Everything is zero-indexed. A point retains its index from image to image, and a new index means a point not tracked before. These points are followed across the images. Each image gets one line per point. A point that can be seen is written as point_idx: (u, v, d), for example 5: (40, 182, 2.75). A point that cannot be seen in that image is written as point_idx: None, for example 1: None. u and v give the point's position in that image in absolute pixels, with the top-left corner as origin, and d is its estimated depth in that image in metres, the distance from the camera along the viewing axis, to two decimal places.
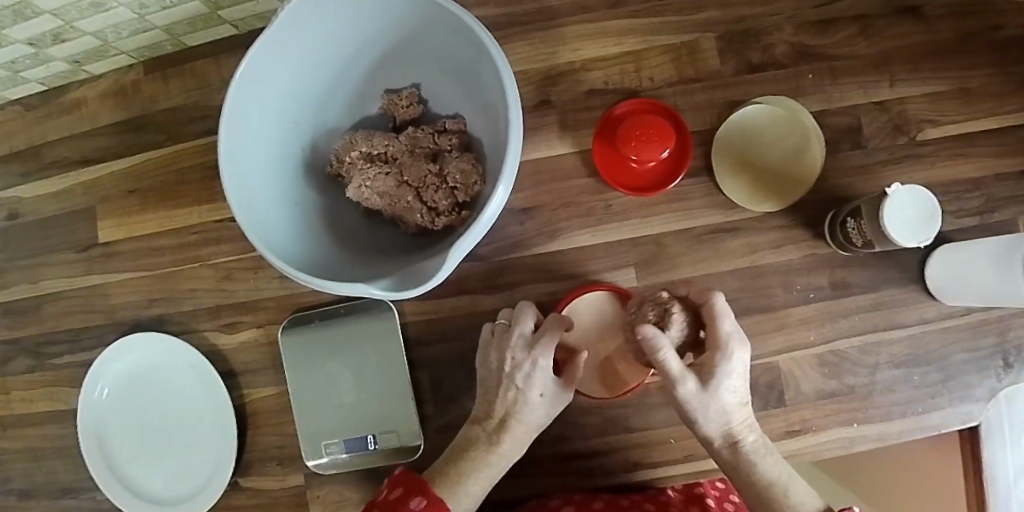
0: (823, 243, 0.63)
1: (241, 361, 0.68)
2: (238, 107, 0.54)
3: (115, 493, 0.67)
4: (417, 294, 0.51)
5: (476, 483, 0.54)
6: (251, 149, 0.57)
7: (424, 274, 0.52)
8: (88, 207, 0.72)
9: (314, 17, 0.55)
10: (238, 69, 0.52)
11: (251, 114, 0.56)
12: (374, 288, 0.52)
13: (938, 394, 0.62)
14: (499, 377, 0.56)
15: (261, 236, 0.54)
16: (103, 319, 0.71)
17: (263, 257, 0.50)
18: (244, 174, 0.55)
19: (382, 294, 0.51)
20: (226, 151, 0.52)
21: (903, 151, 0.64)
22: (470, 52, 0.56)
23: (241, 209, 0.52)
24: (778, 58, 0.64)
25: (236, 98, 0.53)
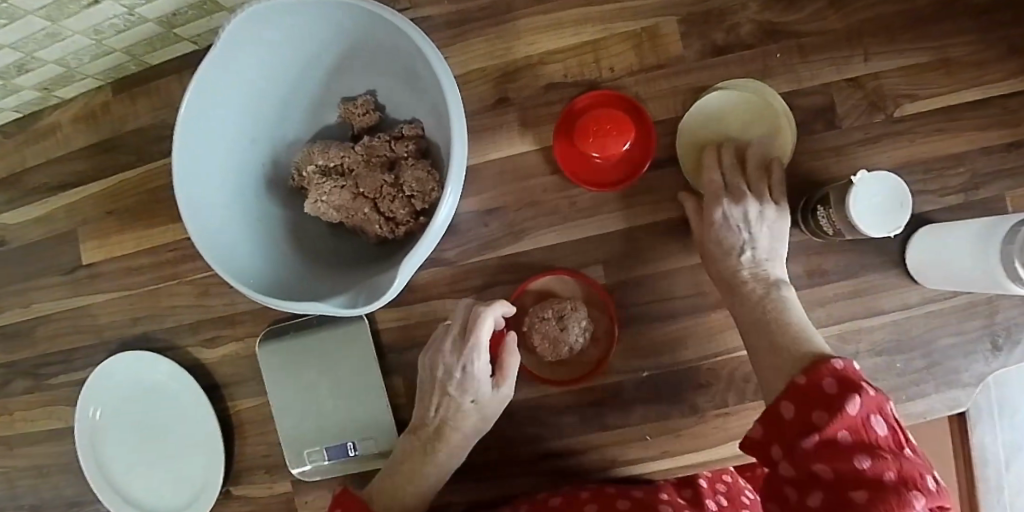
0: (795, 230, 0.61)
1: (224, 374, 0.69)
2: (190, 132, 0.54)
3: (117, 507, 0.70)
4: (374, 309, 0.52)
5: (413, 484, 0.58)
6: (209, 170, 0.57)
7: (380, 288, 0.52)
8: (70, 230, 0.74)
9: (256, 33, 0.54)
10: (185, 95, 0.53)
11: (206, 136, 0.57)
12: (331, 305, 0.52)
13: (921, 380, 0.60)
14: (435, 381, 0.59)
15: (220, 257, 0.55)
16: (92, 339, 0.73)
17: (220, 277, 0.51)
18: (202, 196, 0.56)
19: (339, 310, 0.52)
20: (181, 174, 0.54)
21: (879, 129, 0.61)
22: (417, 57, 0.55)
23: (199, 232, 0.54)
24: (744, 38, 0.62)
25: (187, 123, 0.54)
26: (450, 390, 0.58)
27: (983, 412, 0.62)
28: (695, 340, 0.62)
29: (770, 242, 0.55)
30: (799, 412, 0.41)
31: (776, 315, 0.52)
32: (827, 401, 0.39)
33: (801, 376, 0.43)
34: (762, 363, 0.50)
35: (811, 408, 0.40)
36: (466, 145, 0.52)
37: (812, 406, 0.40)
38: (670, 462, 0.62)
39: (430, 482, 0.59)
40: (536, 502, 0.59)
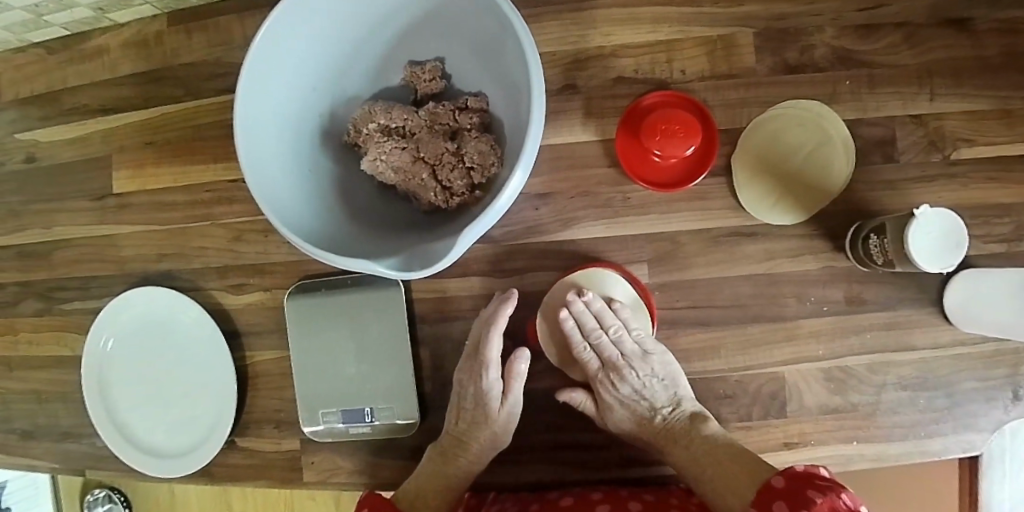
0: (841, 256, 0.61)
1: (246, 322, 0.68)
2: (257, 71, 0.53)
3: (112, 440, 0.69)
4: (425, 275, 0.51)
5: (434, 493, 0.59)
6: (268, 115, 0.56)
7: (434, 255, 0.51)
8: (104, 156, 0.72)
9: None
10: (259, 32, 0.51)
11: (271, 77, 0.55)
12: (382, 266, 0.51)
13: (941, 420, 0.62)
14: (460, 394, 0.61)
15: (271, 202, 0.53)
16: (111, 269, 0.71)
17: (271, 222, 0.50)
18: (259, 138, 0.54)
19: (391, 273, 0.51)
20: (242, 113, 0.52)
21: (934, 168, 0.62)
22: (499, 31, 0.54)
23: (253, 174, 0.52)
24: (816, 60, 0.62)
25: (255, 60, 0.52)
26: (466, 404, 0.60)
27: (993, 461, 0.63)
28: (728, 351, 0.62)
29: (658, 378, 0.59)
30: (768, 503, 0.49)
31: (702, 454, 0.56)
32: (795, 498, 0.47)
33: (774, 477, 0.51)
34: (687, 475, 0.57)
35: (776, 500, 0.48)
36: (541, 123, 0.51)
37: (778, 500, 0.48)
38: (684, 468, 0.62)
39: (457, 481, 0.60)
40: (547, 502, 0.58)
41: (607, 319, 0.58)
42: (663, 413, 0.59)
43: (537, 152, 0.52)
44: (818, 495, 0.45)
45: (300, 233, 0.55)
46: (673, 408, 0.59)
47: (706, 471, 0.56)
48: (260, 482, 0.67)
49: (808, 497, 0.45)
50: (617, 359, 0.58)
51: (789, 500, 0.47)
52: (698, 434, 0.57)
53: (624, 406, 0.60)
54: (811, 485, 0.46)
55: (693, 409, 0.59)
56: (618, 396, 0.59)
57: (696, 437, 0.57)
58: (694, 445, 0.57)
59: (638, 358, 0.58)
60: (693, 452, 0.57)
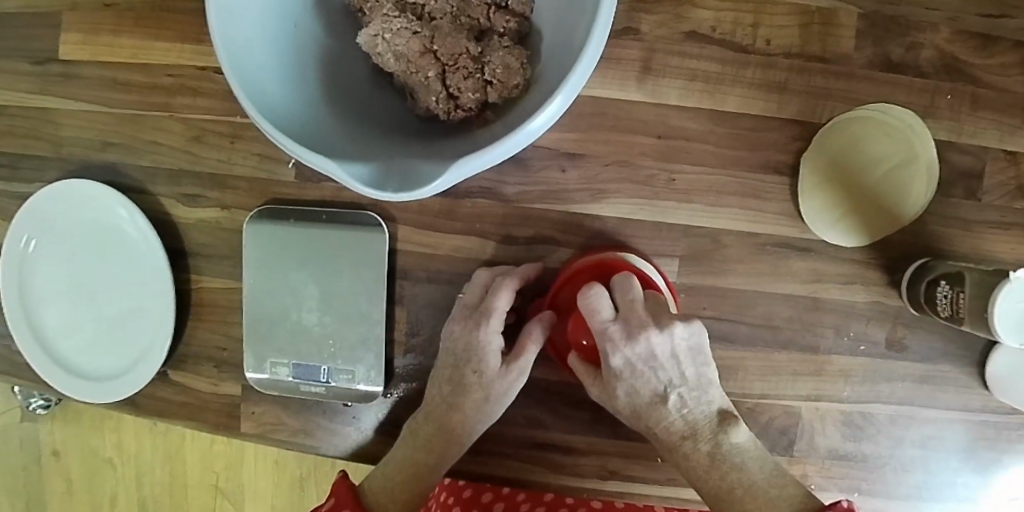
0: (894, 293, 0.54)
1: (197, 242, 0.58)
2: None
3: (25, 348, 0.59)
4: (397, 197, 0.41)
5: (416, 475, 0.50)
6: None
7: (417, 173, 0.41)
8: (53, 11, 0.59)
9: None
10: None
11: None
12: (353, 168, 0.41)
13: (951, 488, 0.57)
14: (458, 358, 0.51)
15: (240, 44, 0.42)
16: (47, 151, 0.61)
17: (229, 81, 0.40)
18: None
19: (357, 184, 0.40)
20: None
21: (1018, 217, 0.54)
22: None
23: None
24: (920, 63, 0.53)
25: None
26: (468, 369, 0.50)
27: None
28: (747, 375, 0.54)
29: (673, 353, 0.46)
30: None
31: (736, 480, 0.46)
32: None
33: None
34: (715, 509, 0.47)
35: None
36: (602, 42, 0.41)
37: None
38: (672, 493, 0.55)
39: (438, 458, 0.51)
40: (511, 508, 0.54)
41: (655, 335, 0.46)
42: (678, 401, 0.47)
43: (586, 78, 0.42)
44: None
45: (268, 97, 0.43)
46: (691, 398, 0.47)
47: (732, 492, 0.46)
48: (190, 424, 0.59)
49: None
50: (690, 364, 0.47)
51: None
52: (725, 445, 0.47)
53: (635, 378, 0.47)
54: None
55: (722, 406, 0.48)
56: (638, 382, 0.47)
57: (721, 442, 0.47)
58: (724, 457, 0.46)
59: (693, 360, 0.47)
60: (720, 476, 0.46)
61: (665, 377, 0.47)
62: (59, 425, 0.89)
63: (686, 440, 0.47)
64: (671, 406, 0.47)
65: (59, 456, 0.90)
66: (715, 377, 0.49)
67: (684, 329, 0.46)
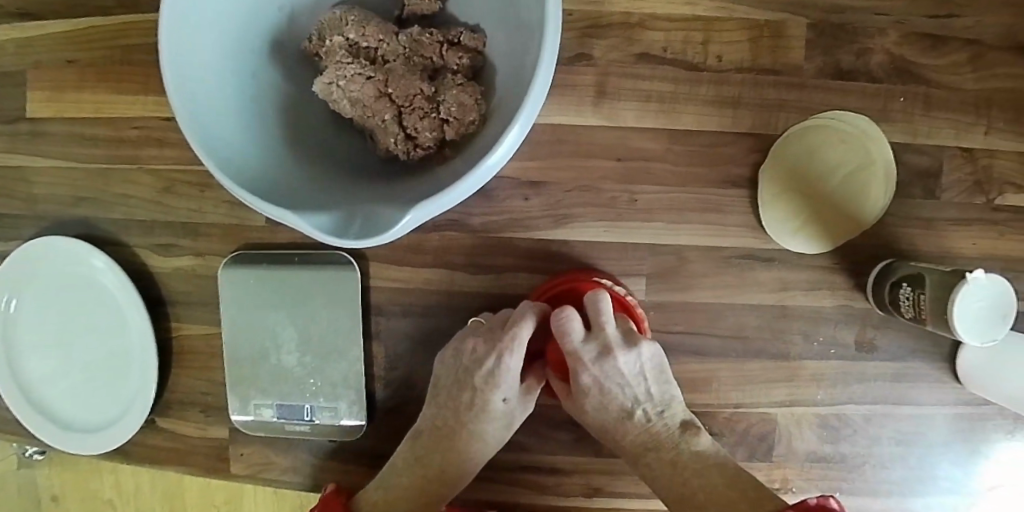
0: (860, 296, 0.55)
1: (175, 290, 0.59)
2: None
3: (16, 406, 0.60)
4: (357, 244, 0.41)
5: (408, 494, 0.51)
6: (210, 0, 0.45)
7: (375, 218, 0.41)
8: (17, 71, 0.60)
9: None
10: None
11: None
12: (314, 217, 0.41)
13: (929, 481, 0.58)
14: (464, 372, 0.50)
15: (196, 103, 0.43)
16: (20, 209, 0.61)
17: (185, 138, 0.41)
18: (196, 22, 0.44)
19: (317, 232, 0.41)
20: None
21: (975, 212, 0.55)
22: None
23: (173, 68, 0.41)
24: (871, 68, 0.53)
25: None
26: (475, 383, 0.50)
27: None
28: (721, 386, 0.55)
29: (638, 369, 0.48)
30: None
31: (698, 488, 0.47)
32: None
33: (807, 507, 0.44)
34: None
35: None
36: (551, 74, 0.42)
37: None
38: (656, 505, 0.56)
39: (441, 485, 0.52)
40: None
41: (620, 356, 0.47)
42: (641, 413, 0.49)
43: (538, 111, 0.42)
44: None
45: (228, 154, 0.44)
46: (654, 410, 0.49)
47: (694, 496, 0.47)
48: (180, 469, 0.60)
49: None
50: (654, 383, 0.49)
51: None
52: (687, 454, 0.48)
53: (602, 394, 0.48)
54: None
55: (684, 418, 0.50)
56: (605, 396, 0.48)
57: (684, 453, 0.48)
58: (683, 462, 0.48)
59: (657, 378, 0.49)
60: (682, 484, 0.47)
61: (630, 391, 0.48)
62: (59, 469, 0.90)
63: (649, 450, 0.49)
64: (634, 418, 0.49)
65: (60, 501, 0.91)
66: (678, 393, 0.50)
67: (649, 350, 0.48)
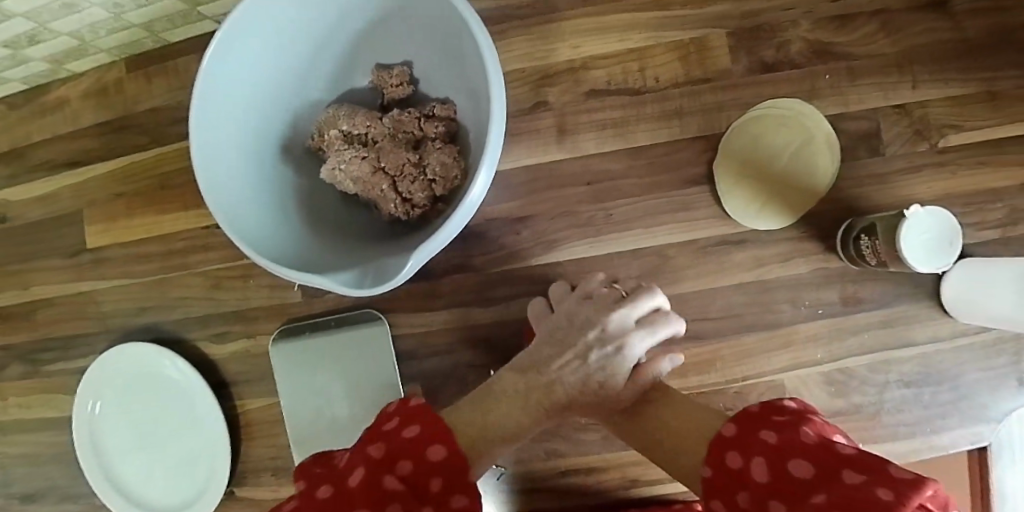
0: (834, 256, 0.60)
1: (233, 372, 0.67)
2: (215, 70, 0.53)
3: (113, 500, 0.68)
4: (376, 292, 0.49)
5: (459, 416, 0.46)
6: (226, 123, 0.55)
7: (389, 270, 0.50)
8: (74, 211, 0.71)
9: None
10: (212, 42, 0.51)
11: (232, 80, 0.55)
12: (336, 278, 0.50)
13: (947, 414, 0.61)
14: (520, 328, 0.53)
15: (228, 206, 0.53)
16: (90, 327, 0.71)
17: (224, 233, 0.50)
18: (218, 142, 0.54)
19: (341, 288, 0.49)
20: (200, 116, 0.52)
21: (922, 159, 0.61)
22: (454, 28, 0.53)
23: (208, 184, 0.52)
24: (792, 56, 0.60)
25: (215, 61, 0.52)
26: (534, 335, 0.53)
27: (1006, 449, 0.62)
28: (726, 364, 0.60)
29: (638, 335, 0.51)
30: (750, 436, 0.37)
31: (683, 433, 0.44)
32: (748, 443, 0.36)
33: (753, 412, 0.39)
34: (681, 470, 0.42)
35: (763, 430, 0.36)
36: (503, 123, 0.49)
37: (786, 453, 0.33)
38: None
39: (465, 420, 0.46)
40: None
41: (610, 316, 0.52)
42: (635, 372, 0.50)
43: (500, 153, 0.50)
44: (811, 420, 0.36)
45: (261, 241, 0.54)
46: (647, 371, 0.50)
47: (676, 439, 0.44)
48: None
49: (727, 448, 0.38)
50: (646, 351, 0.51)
51: (816, 457, 0.32)
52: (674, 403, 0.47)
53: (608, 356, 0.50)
54: (907, 491, 0.26)
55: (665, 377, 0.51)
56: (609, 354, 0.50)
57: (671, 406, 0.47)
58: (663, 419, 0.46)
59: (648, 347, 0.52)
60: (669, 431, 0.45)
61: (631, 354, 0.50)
62: None
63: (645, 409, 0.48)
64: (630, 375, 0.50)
65: None
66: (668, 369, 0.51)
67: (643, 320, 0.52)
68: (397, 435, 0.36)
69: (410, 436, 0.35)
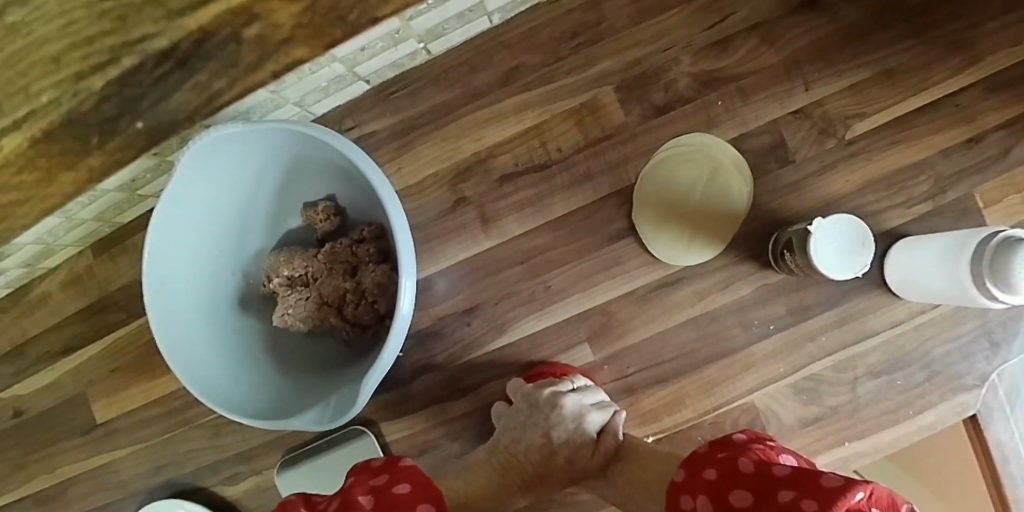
0: (771, 272, 0.61)
1: (251, 507, 0.72)
2: (156, 264, 0.56)
3: None
4: (341, 424, 0.53)
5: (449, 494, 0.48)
6: (180, 296, 0.59)
7: (349, 401, 0.54)
8: (79, 393, 0.77)
9: (217, 157, 0.56)
10: (147, 235, 0.55)
11: (176, 257, 0.59)
12: (304, 418, 0.54)
13: (926, 393, 0.61)
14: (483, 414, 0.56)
15: (199, 373, 0.57)
16: (120, 494, 0.76)
17: (199, 403, 0.54)
18: (176, 317, 0.58)
19: (310, 426, 0.53)
20: (155, 302, 0.56)
21: (834, 155, 0.62)
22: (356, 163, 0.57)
23: (176, 361, 0.56)
24: (682, 93, 0.62)
25: (156, 250, 0.56)
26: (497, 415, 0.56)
27: (996, 410, 0.61)
28: (694, 398, 0.62)
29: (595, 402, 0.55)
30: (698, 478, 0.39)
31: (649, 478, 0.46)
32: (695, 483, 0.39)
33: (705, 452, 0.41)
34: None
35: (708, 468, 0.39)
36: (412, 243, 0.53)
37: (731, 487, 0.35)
38: None
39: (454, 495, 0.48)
40: None
41: (568, 397, 0.55)
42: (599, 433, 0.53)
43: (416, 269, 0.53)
44: (754, 450, 0.38)
45: (235, 397, 0.58)
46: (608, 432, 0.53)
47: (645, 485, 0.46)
48: None
49: (681, 490, 0.40)
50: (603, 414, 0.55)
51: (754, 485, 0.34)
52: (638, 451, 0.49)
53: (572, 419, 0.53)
54: (830, 496, 0.27)
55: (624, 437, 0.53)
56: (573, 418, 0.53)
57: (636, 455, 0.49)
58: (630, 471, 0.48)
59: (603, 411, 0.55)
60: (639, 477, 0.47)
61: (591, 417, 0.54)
62: None
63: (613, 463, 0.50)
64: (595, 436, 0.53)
65: None
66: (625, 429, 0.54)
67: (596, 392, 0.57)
68: (392, 489, 0.39)
69: (401, 491, 0.40)
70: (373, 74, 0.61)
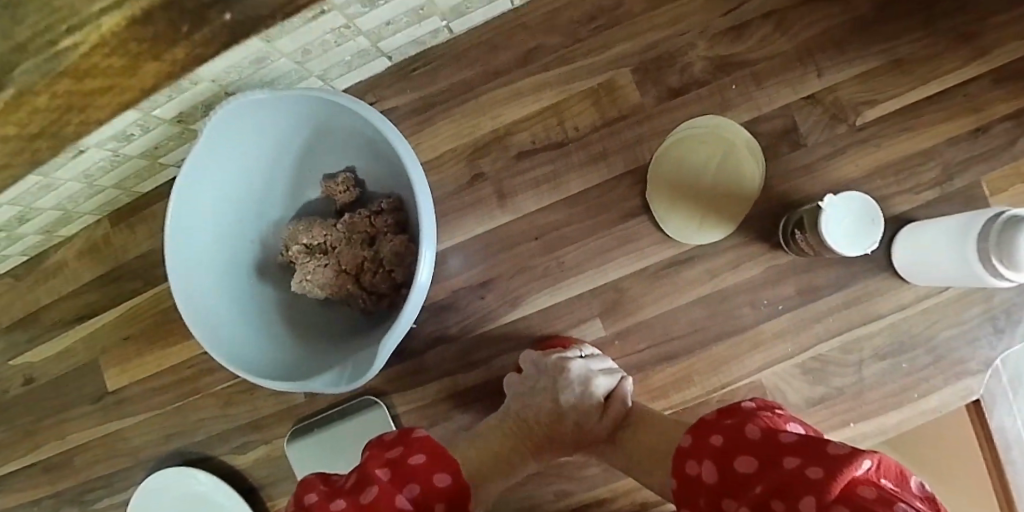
0: (782, 252, 0.62)
1: (260, 477, 0.72)
2: (178, 225, 0.57)
3: None
4: (358, 386, 0.54)
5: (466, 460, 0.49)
6: (200, 259, 0.60)
7: (366, 364, 0.54)
8: (92, 360, 0.77)
9: (243, 121, 0.57)
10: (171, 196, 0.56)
11: (197, 220, 0.60)
12: (321, 379, 0.55)
13: (930, 376, 0.62)
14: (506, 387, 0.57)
15: (217, 335, 0.58)
16: (129, 461, 0.77)
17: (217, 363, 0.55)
18: (196, 279, 0.59)
19: (326, 387, 0.54)
20: (176, 263, 0.57)
21: (845, 140, 0.63)
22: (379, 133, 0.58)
23: (195, 321, 0.56)
24: (698, 76, 0.63)
25: (179, 211, 0.57)
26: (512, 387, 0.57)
27: (999, 395, 0.61)
28: (702, 376, 0.63)
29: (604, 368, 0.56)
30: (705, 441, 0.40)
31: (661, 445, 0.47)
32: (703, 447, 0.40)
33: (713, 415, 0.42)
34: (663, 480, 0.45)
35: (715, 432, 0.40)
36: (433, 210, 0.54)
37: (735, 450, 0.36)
38: None
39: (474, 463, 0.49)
40: None
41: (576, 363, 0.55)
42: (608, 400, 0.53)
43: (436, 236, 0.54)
44: (761, 413, 0.39)
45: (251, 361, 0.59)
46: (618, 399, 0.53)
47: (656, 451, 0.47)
48: None
49: (688, 456, 0.42)
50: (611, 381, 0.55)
51: (760, 448, 0.35)
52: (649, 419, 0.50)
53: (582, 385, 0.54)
54: (834, 465, 0.29)
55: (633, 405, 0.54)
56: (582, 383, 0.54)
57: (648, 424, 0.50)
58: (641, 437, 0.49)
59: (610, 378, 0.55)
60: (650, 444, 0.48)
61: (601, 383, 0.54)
62: None
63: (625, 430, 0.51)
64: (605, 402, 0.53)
65: None
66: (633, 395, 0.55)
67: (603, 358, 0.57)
68: (404, 460, 0.42)
69: (415, 463, 0.42)
70: (395, 50, 0.63)
